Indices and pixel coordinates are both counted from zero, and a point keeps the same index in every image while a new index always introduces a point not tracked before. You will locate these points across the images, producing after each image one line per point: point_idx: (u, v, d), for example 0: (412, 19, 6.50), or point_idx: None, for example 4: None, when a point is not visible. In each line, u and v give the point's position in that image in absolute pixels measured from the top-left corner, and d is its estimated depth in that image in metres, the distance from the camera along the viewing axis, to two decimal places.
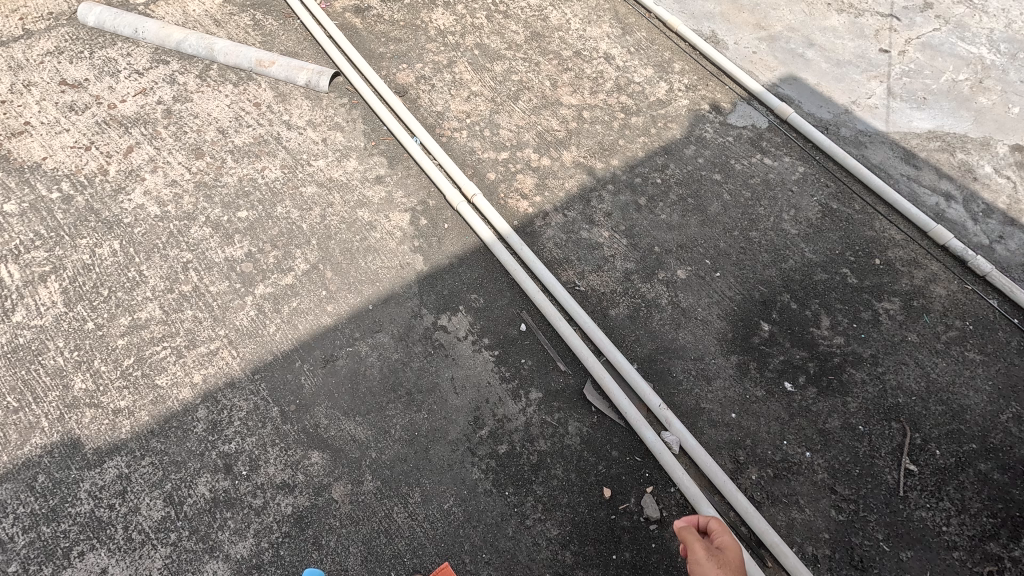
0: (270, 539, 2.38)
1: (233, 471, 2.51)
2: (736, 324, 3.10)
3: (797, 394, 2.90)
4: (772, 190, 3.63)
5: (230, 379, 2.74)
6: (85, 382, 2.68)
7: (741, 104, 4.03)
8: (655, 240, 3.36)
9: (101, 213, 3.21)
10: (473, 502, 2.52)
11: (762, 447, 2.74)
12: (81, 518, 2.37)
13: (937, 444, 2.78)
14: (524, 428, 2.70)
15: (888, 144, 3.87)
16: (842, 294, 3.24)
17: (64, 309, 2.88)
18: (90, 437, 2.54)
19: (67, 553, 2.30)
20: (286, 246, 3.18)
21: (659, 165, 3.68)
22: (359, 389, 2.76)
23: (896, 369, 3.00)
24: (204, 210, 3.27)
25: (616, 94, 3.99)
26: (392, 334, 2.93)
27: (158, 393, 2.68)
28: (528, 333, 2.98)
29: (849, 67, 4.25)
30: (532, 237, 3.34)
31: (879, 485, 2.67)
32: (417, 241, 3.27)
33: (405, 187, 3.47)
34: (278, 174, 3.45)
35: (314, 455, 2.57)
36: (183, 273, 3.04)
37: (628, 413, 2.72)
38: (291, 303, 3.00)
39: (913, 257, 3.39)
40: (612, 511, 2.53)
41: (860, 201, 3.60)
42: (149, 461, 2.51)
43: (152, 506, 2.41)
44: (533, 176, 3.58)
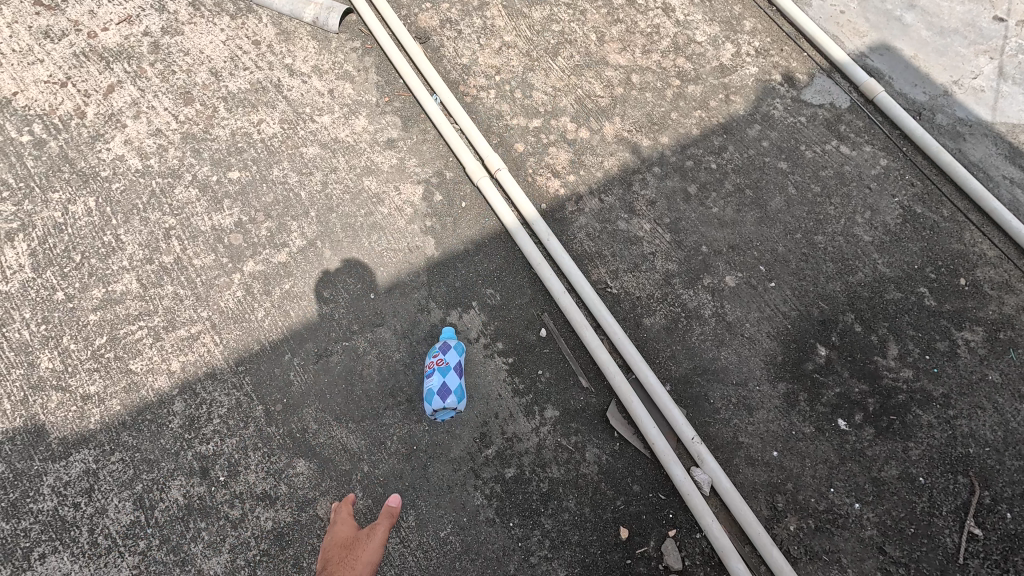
0: (247, 556, 2.17)
1: (210, 476, 2.27)
2: (789, 346, 2.69)
3: (851, 434, 2.52)
4: (847, 185, 3.09)
5: (212, 369, 2.45)
6: (53, 362, 2.42)
7: (819, 77, 3.41)
8: (702, 237, 2.91)
9: (76, 164, 2.83)
10: (473, 531, 2.26)
11: (804, 494, 2.41)
12: (44, 516, 2.17)
13: (1010, 506, 2.41)
14: (535, 451, 2.40)
15: (991, 138, 3.26)
16: (916, 319, 2.78)
17: (32, 274, 2.58)
18: (56, 425, 2.31)
19: (28, 554, 2.12)
20: (281, 216, 2.79)
21: (716, 147, 3.15)
22: (355, 391, 2.45)
23: (970, 414, 2.59)
24: (191, 167, 2.87)
25: (673, 56, 3.40)
26: (394, 329, 2.59)
27: (131, 380, 2.41)
28: (548, 340, 2.62)
29: (955, 38, 3.55)
30: (561, 224, 2.91)
31: (935, 548, 2.34)
32: (429, 220, 2.85)
33: (420, 154, 3.01)
34: (277, 130, 3.00)
35: (299, 465, 2.31)
36: (165, 241, 2.69)
37: (656, 445, 2.39)
38: (283, 285, 2.65)
39: (1006, 280, 2.88)
40: (627, 555, 2.26)
41: (950, 207, 3.06)
42: (119, 457, 2.28)
43: (120, 509, 2.20)
44: (568, 150, 3.09)
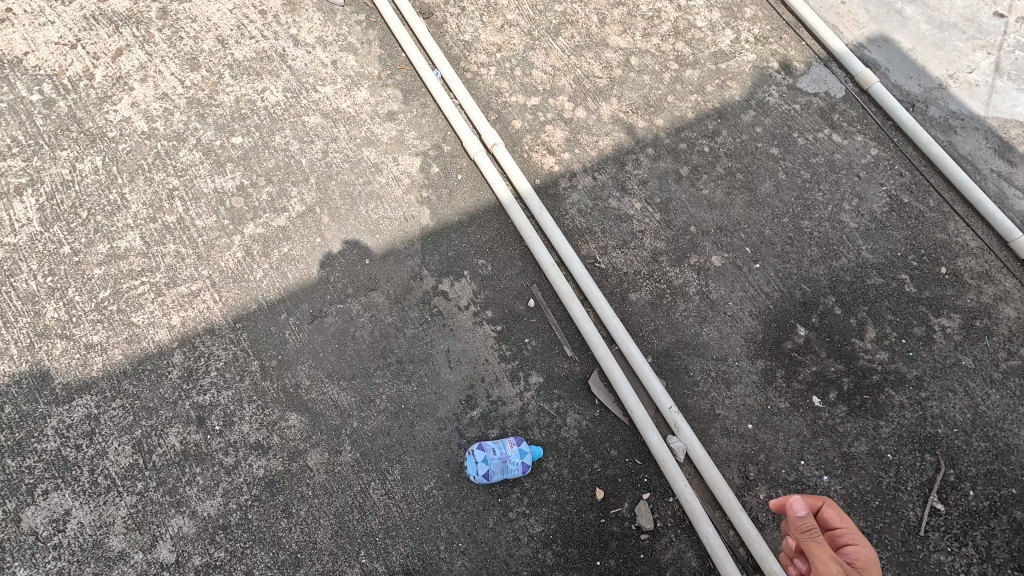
0: (239, 501, 2.28)
1: (206, 425, 2.38)
2: (770, 325, 2.77)
3: (824, 411, 2.61)
4: (836, 172, 3.16)
5: (210, 325, 2.55)
6: (58, 312, 2.51)
7: (816, 66, 3.45)
8: (691, 218, 2.98)
9: (84, 124, 2.91)
10: (455, 487, 2.36)
11: (775, 465, 2.51)
12: (47, 455, 2.28)
13: (972, 484, 2.51)
14: (518, 414, 2.50)
15: (982, 132, 3.31)
16: (895, 304, 2.86)
17: (40, 228, 2.66)
18: (60, 371, 2.41)
19: (31, 490, 2.23)
20: (281, 181, 2.87)
21: (710, 131, 3.21)
22: (347, 350, 2.55)
23: (941, 397, 2.68)
24: (195, 132, 2.95)
25: (672, 40, 3.45)
26: (388, 294, 2.68)
27: (133, 331, 2.51)
28: (536, 310, 2.71)
29: (954, 32, 3.58)
30: (554, 199, 2.98)
31: (897, 521, 2.44)
32: (426, 191, 2.93)
33: (419, 127, 3.08)
34: (280, 98, 3.07)
35: (292, 418, 2.41)
36: (168, 201, 2.77)
37: (634, 412, 2.49)
38: (282, 248, 2.73)
39: (986, 270, 2.95)
40: (602, 515, 2.36)
41: (936, 197, 3.12)
42: (120, 403, 2.38)
43: (120, 451, 2.31)
44: (564, 128, 3.15)
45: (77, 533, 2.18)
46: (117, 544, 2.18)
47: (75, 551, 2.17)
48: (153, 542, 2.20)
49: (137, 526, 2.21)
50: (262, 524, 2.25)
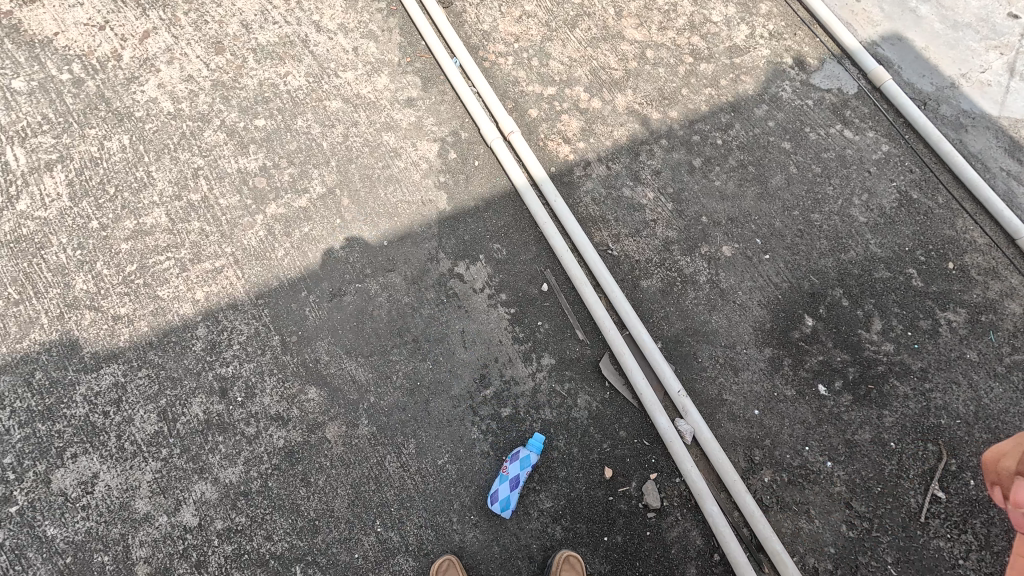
0: (260, 469, 2.35)
1: (228, 396, 2.45)
2: (778, 314, 2.82)
3: (830, 399, 2.67)
4: (847, 167, 3.20)
5: (233, 300, 2.62)
6: (86, 284, 2.59)
7: (830, 62, 3.49)
8: (703, 208, 3.03)
9: (112, 103, 2.98)
10: (468, 462, 2.43)
11: (780, 450, 2.57)
12: (76, 420, 2.36)
13: (974, 474, 2.57)
14: (530, 393, 2.56)
15: (993, 131, 3.35)
16: (902, 297, 2.91)
17: (70, 203, 2.74)
18: (88, 340, 2.49)
19: (60, 453, 2.31)
20: (303, 163, 2.94)
21: (723, 124, 3.26)
22: (365, 328, 2.62)
23: (945, 388, 2.73)
24: (220, 113, 3.02)
25: (688, 34, 3.50)
26: (405, 275, 2.75)
27: (159, 304, 2.58)
28: (549, 294, 2.77)
29: (967, 32, 3.61)
30: (568, 187, 3.04)
31: (899, 507, 2.50)
32: (443, 176, 2.99)
33: (437, 114, 3.14)
34: (302, 83, 3.14)
35: (311, 391, 2.49)
36: (193, 180, 2.85)
37: (643, 395, 2.55)
38: (303, 228, 2.80)
39: (993, 267, 3.00)
40: (610, 493, 2.43)
41: (945, 194, 3.16)
42: (146, 373, 2.46)
43: (145, 419, 2.39)
44: (580, 118, 3.21)
45: (104, 495, 2.27)
46: (142, 506, 2.27)
47: (102, 512, 2.25)
48: (177, 506, 2.28)
49: (161, 491, 2.29)
50: (281, 492, 2.33)
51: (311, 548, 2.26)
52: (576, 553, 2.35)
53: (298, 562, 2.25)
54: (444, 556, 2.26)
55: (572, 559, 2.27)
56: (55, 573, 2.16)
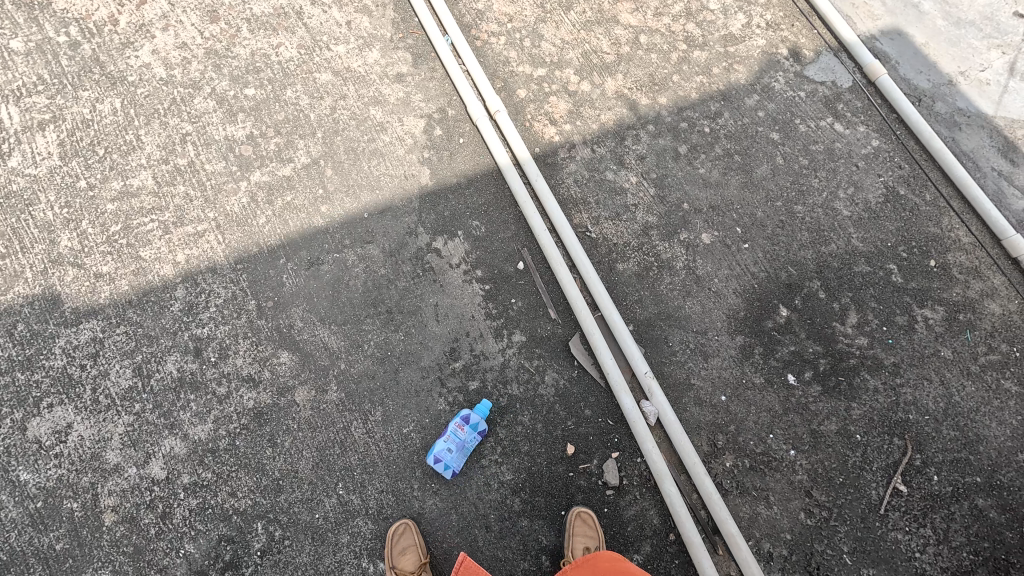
0: (229, 428, 2.41)
1: (202, 355, 2.51)
2: (753, 303, 2.83)
3: (798, 389, 2.68)
4: (835, 161, 3.17)
5: (212, 264, 2.67)
6: (71, 242, 2.66)
7: (826, 55, 3.45)
8: (686, 195, 3.03)
9: (106, 67, 3.02)
10: (433, 432, 2.47)
11: (744, 436, 2.59)
12: (54, 372, 2.43)
13: (937, 469, 2.58)
14: (499, 368, 2.60)
15: (988, 130, 3.30)
16: (880, 292, 2.89)
17: (59, 162, 2.80)
18: (70, 296, 2.56)
19: (37, 402, 2.38)
20: (290, 134, 2.97)
21: (712, 112, 3.24)
22: (340, 297, 2.66)
23: (916, 384, 2.72)
24: (211, 81, 3.05)
25: (683, 20, 3.47)
26: (383, 248, 2.78)
27: (140, 265, 2.64)
28: (524, 273, 2.80)
29: (970, 30, 3.54)
30: (551, 169, 3.05)
31: (859, 498, 2.52)
32: (427, 152, 3.01)
33: (426, 90, 3.16)
34: (293, 54, 3.16)
35: (283, 355, 2.54)
36: (181, 145, 2.89)
37: (610, 375, 2.58)
38: (285, 196, 2.84)
39: (975, 266, 2.97)
40: (571, 469, 2.47)
41: (933, 192, 3.13)
42: (124, 330, 2.53)
43: (121, 373, 2.46)
44: (567, 101, 3.21)
45: (77, 444, 2.34)
46: (113, 457, 2.34)
47: (74, 461, 2.32)
48: (146, 459, 2.35)
49: (132, 443, 2.36)
50: (248, 450, 2.39)
51: (274, 507, 2.32)
52: (533, 525, 2.39)
53: (260, 519, 2.31)
54: (402, 521, 2.33)
55: (585, 514, 2.37)
56: (26, 515, 2.24)
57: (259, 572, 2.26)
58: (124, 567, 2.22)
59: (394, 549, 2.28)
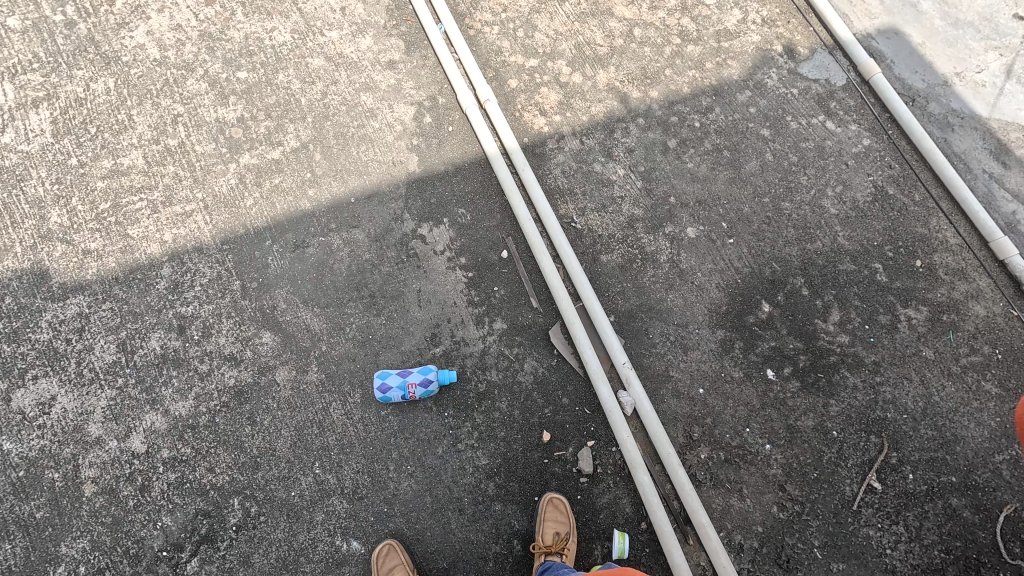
0: (209, 405, 2.45)
1: (185, 333, 2.55)
2: (735, 298, 2.83)
3: (776, 384, 2.69)
4: (824, 159, 3.17)
5: (199, 244, 2.70)
6: (61, 218, 2.69)
7: (820, 52, 3.44)
8: (673, 189, 3.04)
9: (101, 47, 3.05)
10: (411, 415, 2.50)
11: (720, 429, 2.61)
12: (39, 344, 2.47)
13: (913, 468, 2.58)
14: (479, 355, 2.62)
15: (981, 132, 3.28)
16: (864, 291, 2.89)
17: (51, 140, 2.84)
18: (58, 271, 2.59)
19: (22, 374, 2.43)
20: (280, 117, 3.00)
21: (703, 107, 3.24)
22: (324, 280, 2.69)
23: (896, 383, 2.72)
24: (204, 63, 3.07)
25: (678, 15, 3.46)
26: (368, 233, 2.80)
27: (128, 243, 2.68)
28: (508, 261, 2.81)
29: (969, 30, 3.51)
30: (539, 159, 3.06)
31: (833, 494, 2.54)
32: (416, 139, 3.03)
33: (417, 78, 3.17)
34: (287, 39, 3.18)
35: (265, 336, 2.57)
36: (172, 126, 2.92)
37: (589, 364, 2.60)
38: (274, 179, 2.87)
39: (962, 268, 2.96)
40: (547, 456, 2.49)
41: (922, 192, 3.12)
42: (109, 306, 2.56)
43: (105, 348, 2.49)
44: (558, 92, 3.21)
45: (59, 416, 2.38)
46: (95, 430, 2.38)
47: (56, 432, 2.36)
48: (127, 433, 2.38)
49: (114, 417, 2.40)
50: (227, 427, 2.42)
51: (250, 483, 2.36)
52: (506, 509, 2.42)
53: (237, 495, 2.34)
54: (385, 542, 2.31)
55: (558, 500, 2.40)
56: (8, 484, 2.29)
57: (234, 547, 2.29)
58: (101, 537, 2.26)
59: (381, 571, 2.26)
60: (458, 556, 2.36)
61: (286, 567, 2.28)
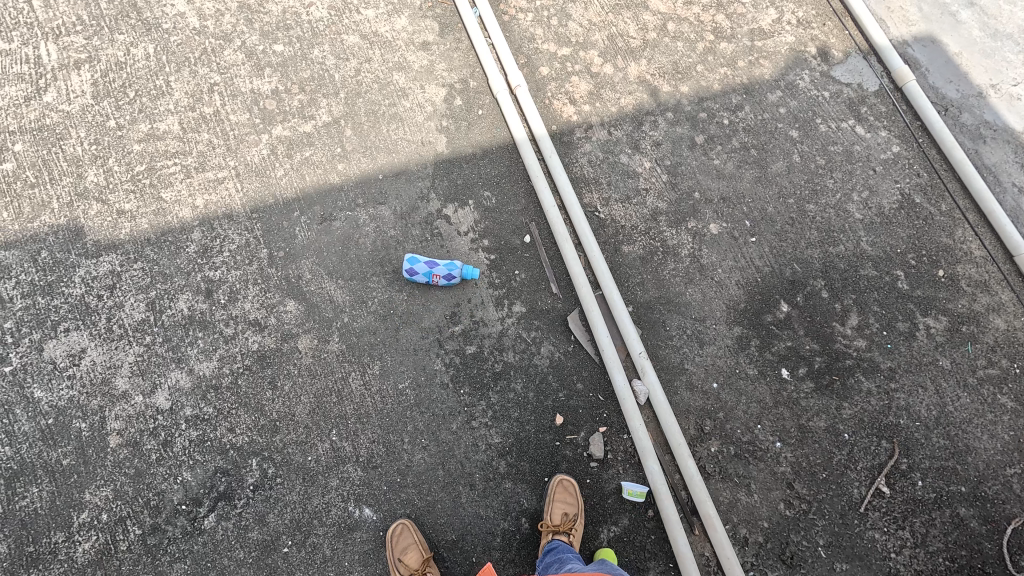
0: (232, 367, 2.51)
1: (212, 297, 2.61)
2: (754, 296, 2.84)
3: (790, 384, 2.71)
4: (852, 163, 3.15)
5: (229, 211, 2.76)
6: (97, 177, 2.76)
7: (854, 57, 3.41)
8: (698, 184, 3.04)
9: (142, 13, 3.10)
10: (427, 390, 2.54)
11: (732, 424, 2.63)
12: (72, 299, 2.55)
13: (923, 475, 2.59)
14: (497, 336, 2.65)
15: (1013, 146, 3.24)
16: (884, 297, 2.88)
17: (91, 101, 2.90)
18: (93, 229, 2.66)
19: (55, 325, 2.50)
20: (313, 92, 3.04)
21: (732, 105, 3.24)
22: (349, 254, 2.73)
23: (911, 390, 2.72)
24: (242, 35, 3.12)
25: (713, 11, 3.46)
26: (394, 210, 2.84)
27: (161, 205, 2.74)
28: (530, 246, 2.84)
29: (1007, 42, 3.46)
30: (566, 147, 3.08)
31: (840, 495, 2.55)
32: (446, 121, 3.06)
33: (449, 60, 3.20)
34: (324, 15, 3.21)
35: (290, 304, 2.62)
36: (208, 94, 2.97)
37: (605, 352, 2.63)
38: (304, 152, 2.91)
39: (985, 280, 2.94)
40: (558, 438, 2.54)
41: (949, 202, 3.09)
42: (141, 265, 2.63)
43: (135, 306, 2.56)
44: (589, 82, 3.22)
45: (89, 368, 2.46)
46: (122, 384, 2.45)
47: (85, 384, 2.44)
48: (153, 389, 2.46)
49: (141, 373, 2.47)
50: (249, 390, 2.49)
51: (269, 446, 2.42)
52: (516, 487, 2.46)
53: (255, 456, 2.40)
54: (396, 523, 2.35)
55: (568, 482, 2.44)
56: (37, 430, 2.36)
57: (250, 506, 2.35)
58: (124, 488, 2.33)
59: (396, 552, 2.30)
60: (467, 529, 2.40)
61: (299, 529, 2.34)
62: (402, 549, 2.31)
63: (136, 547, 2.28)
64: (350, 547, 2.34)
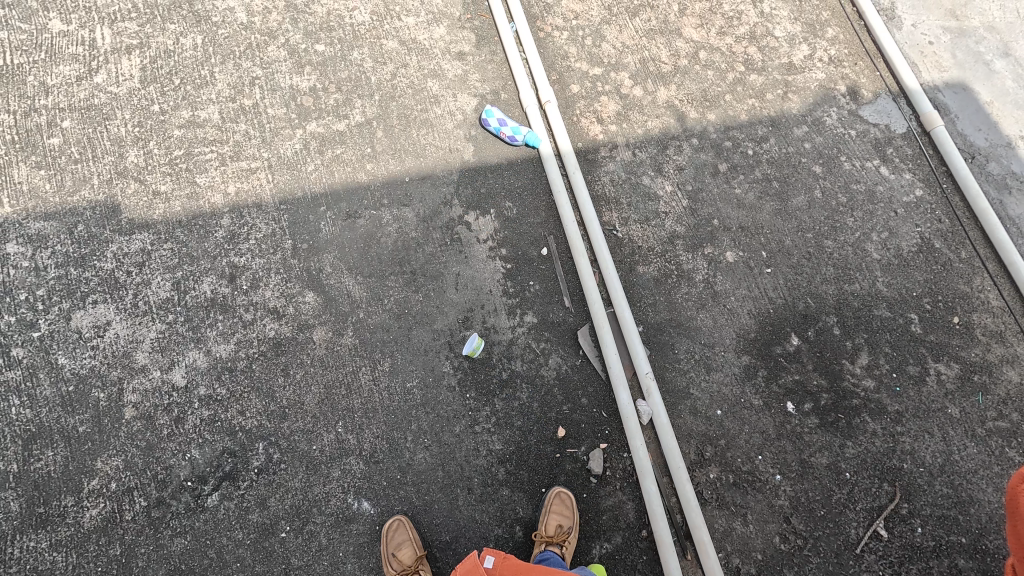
0: (248, 351, 2.58)
1: (235, 282, 2.69)
2: (765, 327, 2.85)
3: (795, 418, 2.71)
4: (874, 203, 3.16)
5: (258, 201, 2.85)
6: (137, 158, 2.87)
7: (884, 98, 3.43)
8: (717, 211, 3.07)
9: (194, 4, 3.22)
10: (434, 391, 2.59)
11: (733, 453, 2.64)
12: (103, 272, 2.65)
13: (923, 522, 2.56)
14: (506, 344, 2.70)
15: None
16: (896, 339, 2.88)
17: (138, 85, 3.02)
18: (128, 208, 2.77)
19: (84, 297, 2.60)
20: (349, 92, 3.13)
21: (758, 136, 3.27)
22: (370, 252, 2.81)
23: (917, 436, 2.70)
24: (286, 33, 3.23)
25: (746, 43, 3.51)
26: (417, 212, 2.91)
27: (195, 190, 2.84)
28: (546, 259, 2.89)
29: None
30: (590, 165, 3.13)
31: (836, 533, 2.54)
32: (475, 130, 3.13)
33: (483, 72, 3.28)
34: (366, 19, 3.32)
35: (309, 295, 2.69)
36: (248, 87, 3.08)
37: (612, 369, 2.66)
38: (335, 149, 3.00)
39: (1001, 331, 2.92)
40: (559, 451, 2.56)
41: (970, 250, 3.08)
42: (170, 246, 2.72)
43: (161, 285, 2.65)
44: (617, 102, 3.28)
45: (112, 341, 2.55)
46: (142, 359, 2.54)
47: (107, 355, 2.53)
48: (170, 366, 2.54)
49: (160, 349, 2.55)
50: (262, 375, 2.55)
51: (276, 431, 2.48)
52: (513, 495, 2.49)
53: (262, 440, 2.46)
54: (392, 520, 2.38)
55: (565, 495, 2.46)
56: (58, 396, 2.45)
57: (252, 488, 2.41)
58: (134, 459, 2.40)
59: (390, 547, 2.34)
60: (461, 532, 2.43)
61: (298, 515, 2.39)
62: (397, 547, 2.35)
63: (140, 518, 2.34)
64: (346, 539, 2.39)
